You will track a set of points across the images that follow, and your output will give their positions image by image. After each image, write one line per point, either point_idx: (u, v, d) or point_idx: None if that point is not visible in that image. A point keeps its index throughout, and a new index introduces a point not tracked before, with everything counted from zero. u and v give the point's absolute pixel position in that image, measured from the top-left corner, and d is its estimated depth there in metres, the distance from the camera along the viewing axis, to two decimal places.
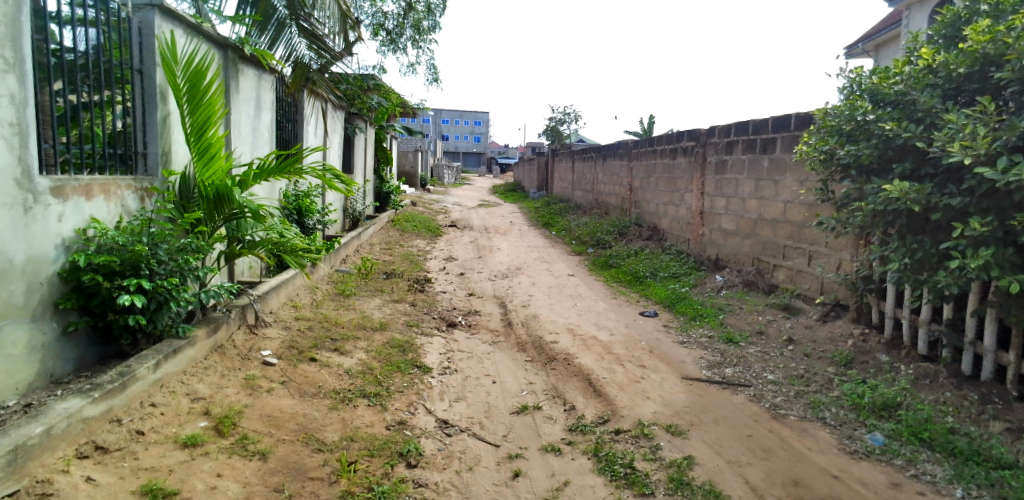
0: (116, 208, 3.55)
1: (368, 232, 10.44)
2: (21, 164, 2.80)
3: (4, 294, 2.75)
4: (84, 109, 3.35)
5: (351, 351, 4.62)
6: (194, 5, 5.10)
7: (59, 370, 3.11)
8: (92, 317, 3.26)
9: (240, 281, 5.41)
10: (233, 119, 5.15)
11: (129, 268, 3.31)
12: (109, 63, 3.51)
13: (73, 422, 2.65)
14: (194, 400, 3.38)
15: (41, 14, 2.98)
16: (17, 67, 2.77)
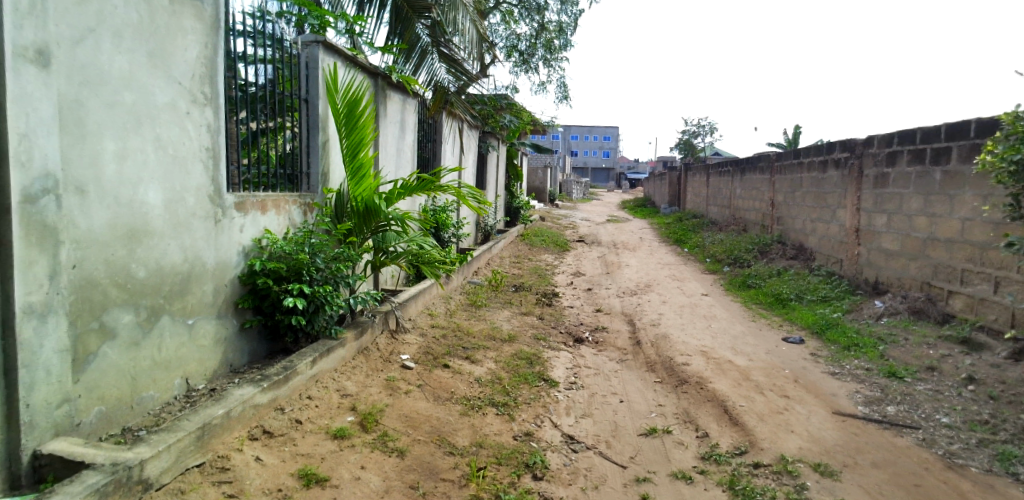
0: (284, 220, 4.04)
1: (498, 246, 10.79)
2: (213, 183, 3.31)
3: (199, 293, 3.24)
4: (261, 135, 3.88)
5: (481, 360, 4.77)
6: (350, 39, 5.67)
7: (237, 361, 3.59)
8: (263, 316, 3.73)
9: (384, 289, 5.87)
10: (381, 141, 5.64)
11: (293, 274, 3.73)
12: (282, 94, 4.03)
13: (247, 407, 3.03)
14: (343, 396, 3.71)
15: (231, 55, 3.52)
16: (213, 101, 3.30)
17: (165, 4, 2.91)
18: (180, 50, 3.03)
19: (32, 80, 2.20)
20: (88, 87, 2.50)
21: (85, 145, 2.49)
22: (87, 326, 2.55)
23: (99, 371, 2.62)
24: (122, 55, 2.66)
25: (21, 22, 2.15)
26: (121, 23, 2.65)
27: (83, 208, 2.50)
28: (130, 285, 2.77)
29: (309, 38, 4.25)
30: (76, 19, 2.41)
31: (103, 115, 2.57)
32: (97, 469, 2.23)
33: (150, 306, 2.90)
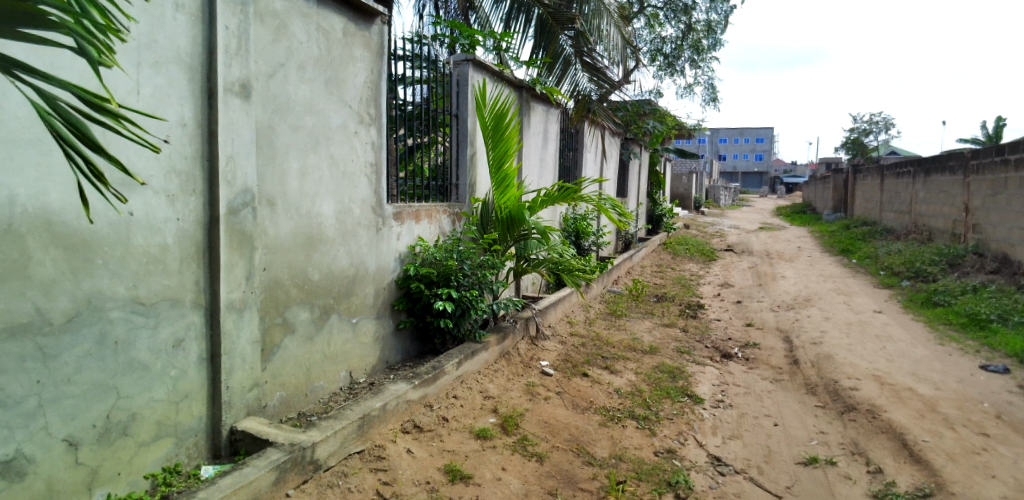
0: (436, 229, 4.31)
1: (639, 255, 10.49)
2: (375, 195, 3.64)
3: (362, 295, 3.58)
4: (417, 150, 4.19)
5: (621, 370, 4.65)
6: (497, 55, 5.89)
7: (392, 358, 3.90)
8: (415, 318, 4.00)
9: (525, 296, 5.99)
10: (525, 151, 5.80)
11: (442, 279, 3.96)
12: (436, 111, 4.32)
13: (401, 402, 3.27)
14: (486, 398, 3.84)
15: (392, 78, 3.86)
16: (377, 121, 3.64)
17: (339, 37, 3.27)
18: (351, 76, 3.39)
19: (236, 111, 2.61)
20: (279, 114, 2.89)
21: (275, 164, 2.89)
22: (273, 321, 2.94)
23: (282, 361, 3.01)
24: (305, 84, 3.05)
25: (230, 62, 2.56)
26: (305, 57, 3.03)
27: (272, 219, 2.89)
28: (307, 286, 3.15)
29: (460, 56, 4.51)
30: (270, 56, 2.81)
31: (290, 137, 2.97)
32: (279, 447, 2.55)
33: (323, 305, 3.28)
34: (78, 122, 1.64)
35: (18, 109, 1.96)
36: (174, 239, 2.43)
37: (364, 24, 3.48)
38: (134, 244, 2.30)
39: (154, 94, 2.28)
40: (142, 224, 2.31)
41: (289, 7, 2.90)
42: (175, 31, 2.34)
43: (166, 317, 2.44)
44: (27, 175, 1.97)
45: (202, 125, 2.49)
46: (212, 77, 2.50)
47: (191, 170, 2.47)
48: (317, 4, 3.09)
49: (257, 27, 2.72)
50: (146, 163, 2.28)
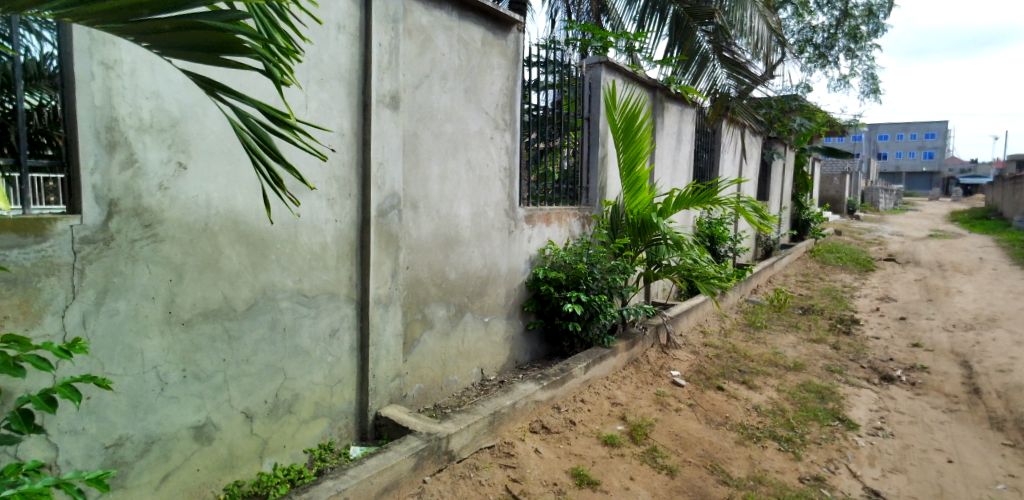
0: (565, 232, 4.34)
1: (782, 262, 9.70)
2: (508, 199, 3.75)
3: (494, 295, 3.70)
4: (548, 154, 4.24)
5: (760, 386, 4.32)
6: (630, 56, 5.78)
7: (521, 358, 3.98)
8: (544, 319, 4.05)
9: (655, 302, 5.81)
10: (658, 153, 5.64)
11: (572, 282, 3.96)
12: (567, 115, 4.36)
13: (529, 402, 3.31)
14: (614, 404, 3.77)
15: (526, 84, 3.95)
16: (511, 126, 3.74)
17: (478, 46, 3.42)
18: (488, 84, 3.53)
19: (387, 120, 2.82)
20: (423, 122, 3.09)
21: (419, 169, 3.09)
22: (414, 316, 3.14)
23: (421, 354, 3.20)
24: (447, 93, 3.22)
25: (382, 76, 2.78)
26: (447, 67, 3.21)
27: (415, 220, 3.09)
28: (444, 284, 3.32)
29: (593, 60, 4.51)
30: (416, 68, 3.01)
31: (432, 144, 3.15)
32: (417, 436, 2.71)
33: (458, 303, 3.44)
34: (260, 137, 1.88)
35: (215, 126, 2.29)
36: (332, 239, 2.70)
37: (501, 33, 3.60)
38: (301, 242, 2.58)
39: (320, 108, 2.54)
40: (307, 225, 2.59)
41: (434, 21, 3.09)
42: (337, 50, 2.59)
43: (325, 309, 2.71)
44: (218, 182, 2.30)
45: (358, 135, 2.74)
46: (367, 90, 2.73)
47: (347, 176, 2.72)
48: (459, 17, 3.26)
49: (405, 42, 2.93)
50: (312, 169, 2.55)
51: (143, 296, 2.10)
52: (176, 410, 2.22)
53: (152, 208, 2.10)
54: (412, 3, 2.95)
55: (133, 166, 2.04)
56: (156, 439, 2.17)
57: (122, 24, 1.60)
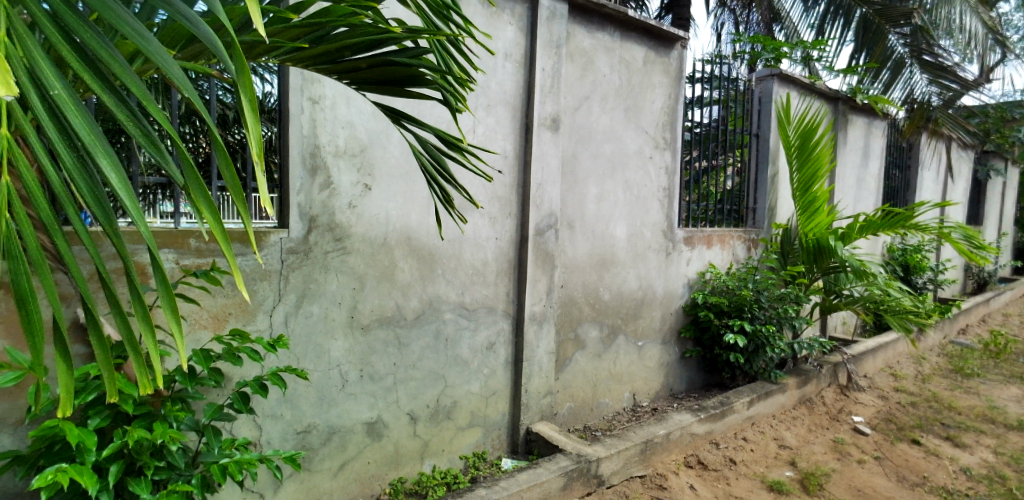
0: (729, 256, 4.10)
1: (1001, 299, 8.13)
2: (667, 220, 3.63)
3: (649, 318, 3.59)
4: (711, 173, 4.04)
5: (971, 445, 3.62)
6: (806, 65, 5.24)
7: (676, 387, 3.81)
8: (703, 348, 3.84)
9: (833, 336, 5.22)
10: (839, 172, 5.10)
11: (735, 309, 3.69)
12: (732, 132, 4.13)
13: (684, 434, 3.14)
14: (781, 446, 3.42)
15: (689, 102, 3.83)
16: (672, 145, 3.64)
17: (640, 66, 3.39)
18: (649, 102, 3.47)
19: (547, 142, 2.91)
20: (582, 143, 3.13)
21: (576, 189, 3.13)
22: (567, 335, 3.16)
23: (572, 373, 3.21)
24: (606, 113, 3.24)
25: (544, 99, 2.87)
26: (607, 88, 3.23)
27: (571, 240, 3.13)
28: (598, 305, 3.31)
29: (763, 72, 4.25)
30: (577, 90, 3.07)
31: (590, 165, 3.18)
32: (567, 455, 2.70)
33: (612, 324, 3.39)
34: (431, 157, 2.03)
35: (396, 151, 2.53)
36: (493, 255, 2.83)
37: (664, 51, 3.54)
38: (465, 258, 2.74)
39: (486, 132, 2.70)
40: (471, 242, 2.75)
41: (596, 44, 3.14)
42: (504, 77, 2.74)
43: (483, 322, 2.84)
44: (397, 201, 2.54)
45: (520, 157, 2.85)
46: (530, 113, 2.84)
47: (509, 196, 2.84)
48: (621, 38, 3.28)
49: (567, 65, 3.01)
50: (478, 189, 2.70)
51: (332, 301, 2.38)
52: (353, 405, 2.47)
53: (343, 224, 2.38)
54: (575, 29, 3.04)
55: (329, 187, 2.34)
56: (336, 430, 2.43)
57: (330, 64, 1.85)
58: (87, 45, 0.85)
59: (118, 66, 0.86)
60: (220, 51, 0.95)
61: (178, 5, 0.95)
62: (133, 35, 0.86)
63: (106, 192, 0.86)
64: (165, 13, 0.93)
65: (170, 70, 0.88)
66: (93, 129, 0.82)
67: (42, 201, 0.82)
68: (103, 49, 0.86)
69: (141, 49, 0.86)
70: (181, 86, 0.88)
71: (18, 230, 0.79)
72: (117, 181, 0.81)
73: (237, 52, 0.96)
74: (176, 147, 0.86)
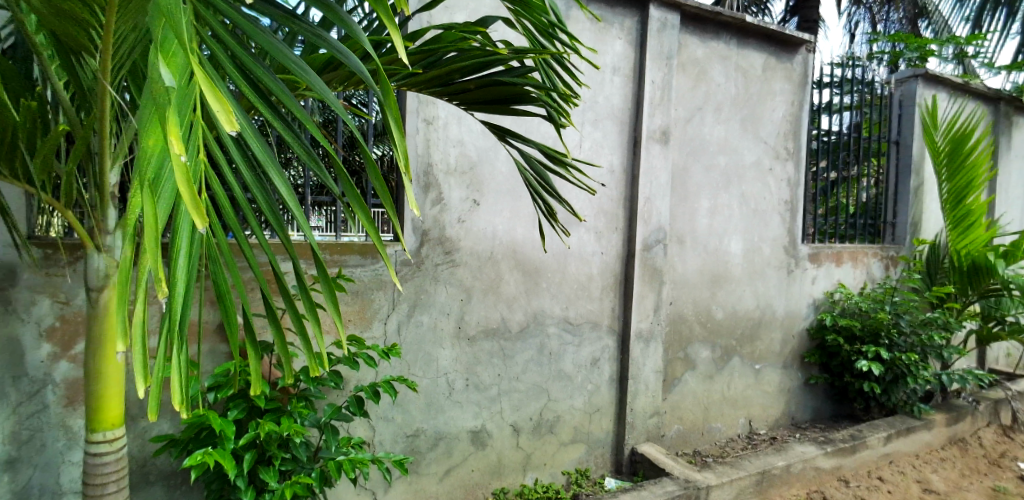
0: (862, 275, 3.72)
1: None
2: (789, 235, 3.38)
3: (767, 340, 3.37)
4: (842, 183, 3.69)
5: None
6: (960, 63, 4.67)
7: (798, 415, 3.54)
8: (830, 375, 3.54)
9: (994, 369, 4.56)
10: (1002, 181, 4.47)
11: (870, 335, 3.34)
12: (868, 139, 3.76)
13: (807, 467, 2.88)
14: (926, 490, 3.01)
15: (816, 108, 3.55)
16: (795, 155, 3.38)
17: (759, 73, 3.20)
18: (769, 111, 3.26)
19: (657, 155, 2.82)
20: (694, 155, 3.00)
21: (688, 204, 3.00)
22: (676, 354, 3.05)
23: (681, 394, 3.09)
24: (721, 124, 3.08)
25: (654, 111, 2.79)
26: (723, 98, 3.07)
27: (681, 255, 3.01)
28: (710, 324, 3.15)
29: (905, 73, 3.86)
30: (690, 101, 2.96)
31: (703, 178, 3.04)
32: (674, 480, 2.58)
33: (725, 345, 3.22)
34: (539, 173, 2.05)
35: (504, 167, 2.58)
36: (598, 269, 2.78)
37: (787, 56, 3.31)
38: (570, 272, 2.73)
39: (593, 147, 2.67)
40: (576, 256, 2.73)
41: (710, 53, 3.01)
42: (612, 91, 2.70)
43: (587, 338, 2.80)
44: (504, 216, 2.59)
45: (627, 171, 2.79)
46: (638, 127, 2.77)
47: (615, 210, 2.78)
48: (738, 46, 3.11)
49: (679, 76, 2.90)
50: (584, 203, 2.68)
51: (441, 312, 2.46)
52: (459, 414, 2.54)
53: (452, 238, 2.46)
54: (688, 39, 2.93)
55: (440, 203, 2.42)
56: (443, 436, 2.51)
57: (441, 87, 1.92)
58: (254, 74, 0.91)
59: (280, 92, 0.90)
60: (367, 77, 0.93)
61: (323, 32, 0.96)
62: (293, 63, 0.88)
63: (278, 202, 0.93)
64: (319, 46, 0.93)
65: (327, 95, 0.88)
66: (268, 149, 0.87)
67: (230, 210, 0.91)
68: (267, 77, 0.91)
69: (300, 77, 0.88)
70: (335, 107, 0.89)
71: (213, 236, 0.88)
72: (287, 194, 0.87)
73: (382, 76, 0.93)
74: (334, 163, 0.88)
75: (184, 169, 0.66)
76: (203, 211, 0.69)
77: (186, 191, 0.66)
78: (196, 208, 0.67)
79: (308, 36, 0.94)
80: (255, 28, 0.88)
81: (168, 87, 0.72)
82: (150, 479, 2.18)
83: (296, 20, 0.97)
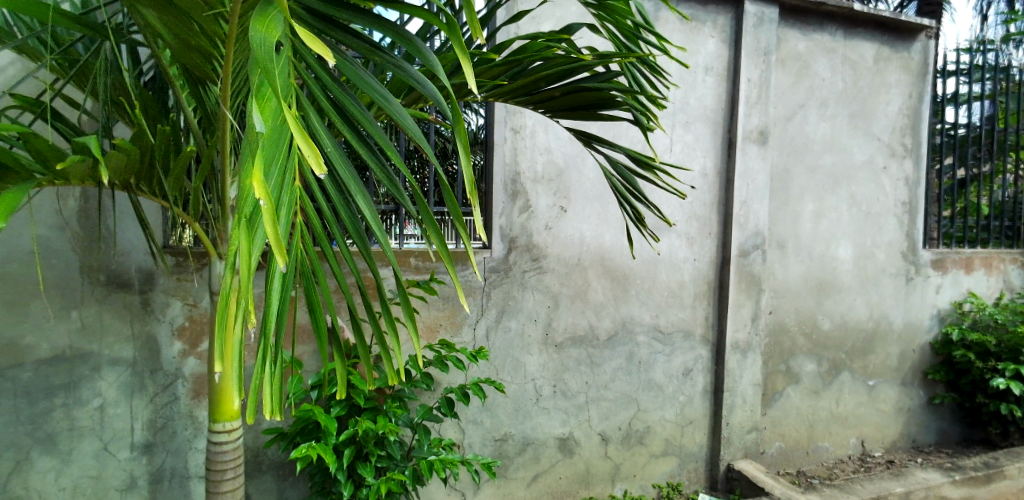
0: (997, 283, 3.32)
1: None
2: (908, 240, 3.09)
3: (882, 354, 3.09)
4: (972, 182, 3.32)
5: None
6: None
7: (920, 438, 3.22)
8: (959, 394, 3.19)
9: None
10: None
11: (1008, 351, 2.94)
12: (1003, 132, 3.36)
13: (931, 496, 2.61)
14: None
15: (938, 99, 3.22)
16: (914, 151, 3.08)
17: (870, 65, 2.96)
18: (883, 105, 3.00)
19: (753, 157, 2.68)
20: (796, 156, 2.82)
21: (789, 207, 2.83)
22: (776, 367, 2.88)
23: (783, 409, 2.91)
24: (826, 121, 2.88)
25: (750, 111, 2.66)
26: (828, 93, 2.87)
27: (782, 262, 2.84)
28: (816, 335, 2.95)
29: None
30: (790, 98, 2.79)
31: (806, 180, 2.85)
32: None
33: (833, 359, 2.99)
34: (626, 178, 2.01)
35: (591, 173, 2.56)
36: (690, 277, 2.69)
37: (902, 45, 3.03)
38: (660, 279, 2.65)
39: (684, 150, 2.58)
40: (667, 263, 2.65)
41: (813, 46, 2.82)
42: (704, 91, 2.60)
43: (680, 347, 2.71)
44: (591, 223, 2.56)
45: (721, 174, 2.67)
46: (733, 127, 2.65)
47: (708, 215, 2.68)
48: (845, 37, 2.90)
49: (778, 73, 2.75)
50: (674, 208, 2.60)
51: (529, 318, 2.48)
52: (547, 420, 2.54)
53: (540, 245, 2.48)
54: (788, 33, 2.77)
55: (528, 210, 2.45)
56: (531, 442, 2.52)
57: (526, 96, 1.93)
58: (342, 101, 0.93)
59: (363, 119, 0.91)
60: (441, 102, 0.92)
61: (402, 59, 0.95)
62: (374, 93, 0.89)
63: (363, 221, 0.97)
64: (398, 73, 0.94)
65: (405, 123, 0.88)
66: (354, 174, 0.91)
67: (323, 231, 0.96)
68: (353, 104, 0.94)
69: (381, 106, 0.89)
70: (413, 134, 0.89)
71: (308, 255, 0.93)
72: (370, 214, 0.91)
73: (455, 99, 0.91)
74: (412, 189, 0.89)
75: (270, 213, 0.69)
76: (284, 248, 0.72)
77: (272, 231, 0.71)
78: (280, 245, 0.72)
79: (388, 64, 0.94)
80: (343, 59, 0.91)
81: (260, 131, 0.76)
82: (262, 468, 2.36)
83: (380, 51, 0.95)
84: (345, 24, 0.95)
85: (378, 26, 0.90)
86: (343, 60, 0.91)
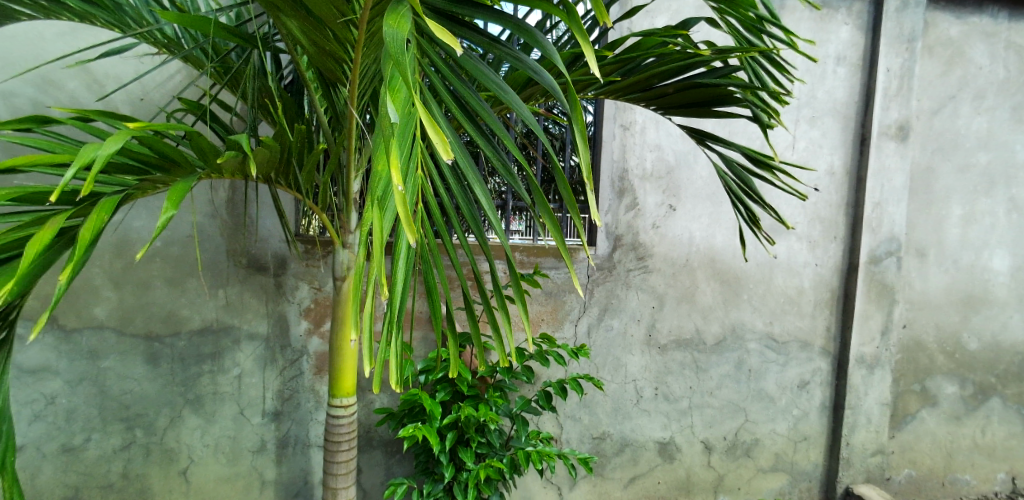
0: None
1: None
2: None
3: None
4: None
5: None
6: None
7: None
8: None
9: None
10: None
11: None
12: None
13: None
14: None
15: None
16: None
17: None
18: None
19: (891, 155, 2.45)
20: (942, 153, 2.54)
21: (932, 210, 2.55)
22: (909, 387, 2.62)
23: (915, 433, 2.65)
24: (982, 115, 2.56)
25: (889, 104, 2.43)
26: (985, 83, 2.55)
27: (921, 272, 2.57)
28: (958, 355, 2.65)
29: None
30: (939, 90, 2.50)
31: (954, 180, 2.55)
32: None
33: (979, 382, 2.68)
34: (742, 175, 1.91)
35: (703, 172, 2.47)
36: (811, 283, 2.51)
37: None
38: (776, 284, 2.50)
39: (808, 147, 2.41)
40: (784, 267, 2.49)
41: (969, 30, 2.52)
42: (835, 84, 2.41)
43: (795, 358, 2.54)
44: (702, 223, 2.47)
45: (851, 173, 2.47)
46: (867, 122, 2.43)
47: (834, 217, 2.48)
48: (1010, 19, 2.56)
49: (925, 61, 2.48)
50: (794, 209, 2.44)
51: (632, 318, 2.44)
52: (647, 423, 2.49)
53: (646, 244, 2.43)
54: (939, 16, 2.49)
55: (635, 208, 2.40)
56: (630, 443, 2.49)
57: (639, 93, 1.89)
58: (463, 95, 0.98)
59: (481, 109, 0.95)
60: (557, 92, 0.94)
61: (520, 52, 0.98)
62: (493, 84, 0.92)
63: (480, 209, 1.00)
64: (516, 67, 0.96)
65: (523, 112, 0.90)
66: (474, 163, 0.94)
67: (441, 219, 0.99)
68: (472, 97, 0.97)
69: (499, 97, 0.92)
70: (529, 123, 0.91)
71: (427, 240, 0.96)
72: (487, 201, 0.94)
73: (571, 89, 0.93)
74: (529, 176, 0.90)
75: (402, 197, 0.73)
76: (413, 225, 0.75)
77: (402, 209, 0.73)
78: (409, 223, 0.74)
79: (505, 59, 0.97)
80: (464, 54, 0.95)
81: (391, 119, 0.80)
82: (373, 444, 2.54)
83: (499, 44, 0.99)
84: (467, 21, 0.99)
85: (498, 21, 0.94)
86: (464, 54, 0.95)
